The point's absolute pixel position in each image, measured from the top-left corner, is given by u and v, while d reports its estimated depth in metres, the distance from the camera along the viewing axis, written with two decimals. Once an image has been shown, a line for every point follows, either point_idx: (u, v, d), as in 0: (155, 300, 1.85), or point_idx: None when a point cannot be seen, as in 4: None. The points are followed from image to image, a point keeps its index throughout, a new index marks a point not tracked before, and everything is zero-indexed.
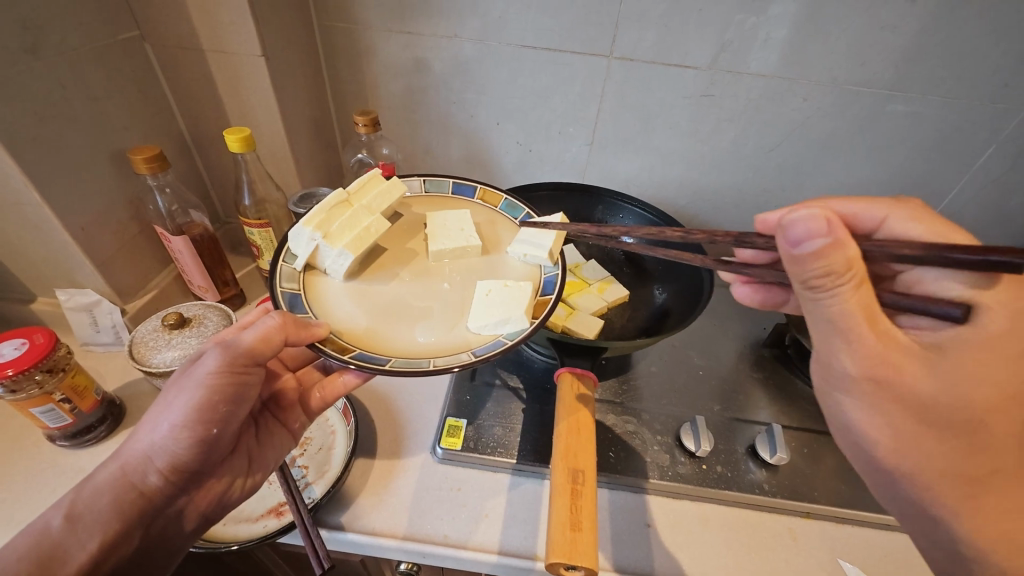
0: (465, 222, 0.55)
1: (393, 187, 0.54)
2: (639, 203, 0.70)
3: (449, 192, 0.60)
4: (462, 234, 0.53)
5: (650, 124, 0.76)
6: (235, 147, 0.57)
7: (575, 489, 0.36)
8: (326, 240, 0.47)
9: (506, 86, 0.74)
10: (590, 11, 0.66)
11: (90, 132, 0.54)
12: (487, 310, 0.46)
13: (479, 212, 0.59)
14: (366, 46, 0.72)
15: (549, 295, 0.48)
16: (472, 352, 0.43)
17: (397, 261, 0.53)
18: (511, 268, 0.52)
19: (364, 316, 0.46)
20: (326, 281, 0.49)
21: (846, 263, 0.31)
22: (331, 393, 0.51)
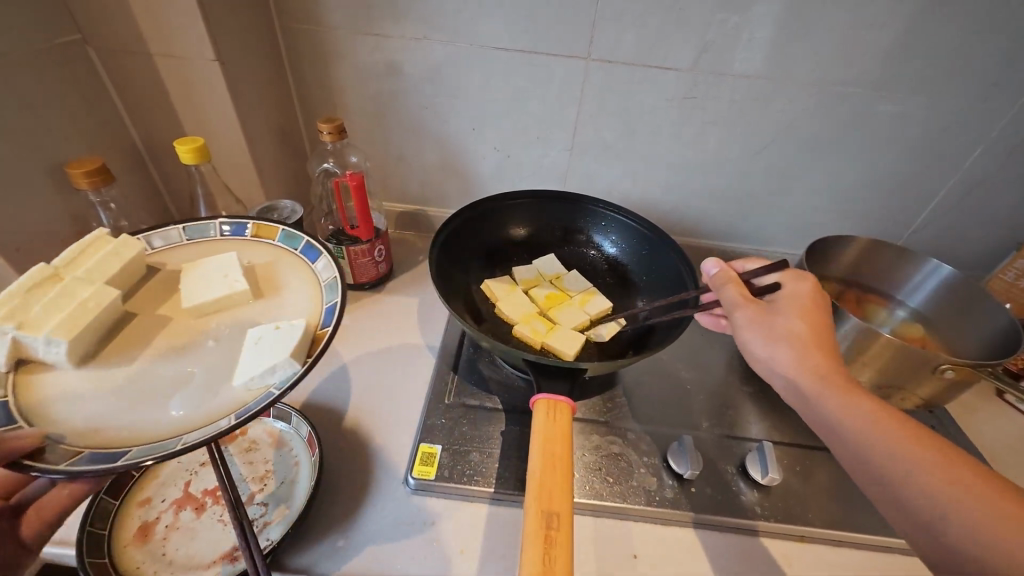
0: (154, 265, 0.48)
1: (116, 247, 0.42)
2: (621, 211, 0.67)
3: (217, 234, 0.49)
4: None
5: (631, 128, 0.73)
6: (188, 159, 0.53)
7: (548, 536, 0.33)
8: (22, 330, 0.35)
9: (480, 89, 0.71)
10: (566, 11, 0.63)
11: (24, 145, 0.49)
12: (253, 360, 0.37)
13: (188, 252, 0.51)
14: (332, 49, 0.68)
15: (327, 326, 0.39)
16: (234, 415, 0.33)
17: (148, 329, 0.41)
18: (285, 306, 0.43)
19: (98, 406, 0.35)
20: (45, 378, 0.36)
21: (724, 277, 0.50)
22: (55, 510, 0.38)
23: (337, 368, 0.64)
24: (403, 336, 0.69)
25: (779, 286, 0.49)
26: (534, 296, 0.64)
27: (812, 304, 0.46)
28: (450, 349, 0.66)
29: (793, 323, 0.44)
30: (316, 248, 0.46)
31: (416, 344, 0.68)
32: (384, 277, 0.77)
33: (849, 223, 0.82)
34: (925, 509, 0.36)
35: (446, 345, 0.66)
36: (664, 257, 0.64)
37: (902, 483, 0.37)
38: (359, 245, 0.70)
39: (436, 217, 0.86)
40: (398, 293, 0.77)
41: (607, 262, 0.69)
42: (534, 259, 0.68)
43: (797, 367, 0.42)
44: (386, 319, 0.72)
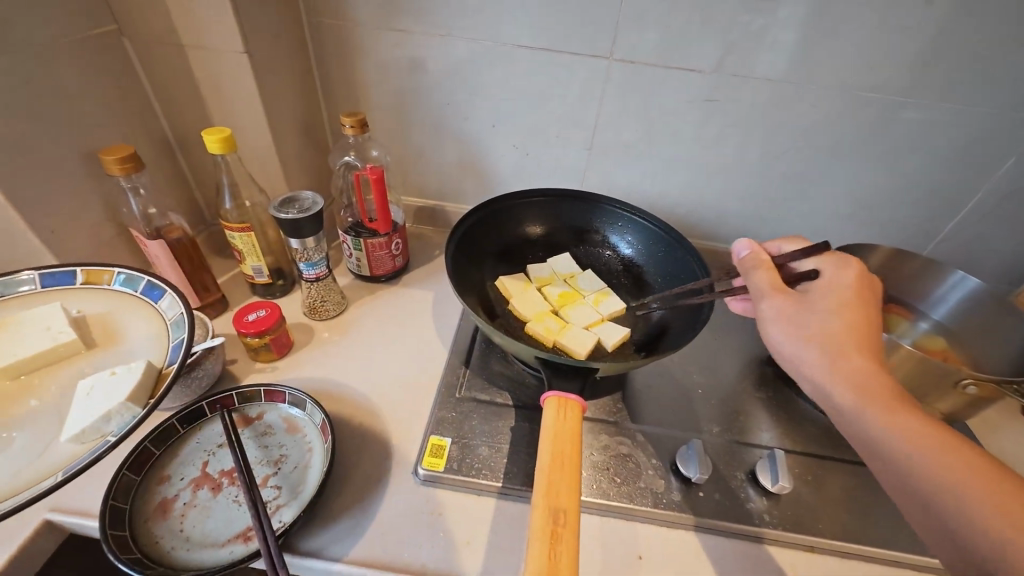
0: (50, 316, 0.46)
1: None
2: (636, 212, 0.66)
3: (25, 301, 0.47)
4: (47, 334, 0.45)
5: (651, 129, 0.73)
6: (215, 148, 0.55)
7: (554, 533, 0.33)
8: None
9: (501, 86, 0.71)
10: (589, 10, 0.63)
11: (60, 132, 0.51)
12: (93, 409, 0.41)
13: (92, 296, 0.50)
14: (356, 44, 0.69)
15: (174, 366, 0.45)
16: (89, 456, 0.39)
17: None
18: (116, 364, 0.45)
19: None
20: None
21: (757, 260, 0.50)
22: None
23: (353, 357, 0.65)
24: (416, 330, 0.70)
25: (818, 273, 0.47)
26: (547, 294, 0.65)
27: (855, 296, 0.44)
28: (462, 344, 0.67)
29: (830, 316, 0.43)
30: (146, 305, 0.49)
31: (429, 338, 0.69)
32: (400, 271, 0.78)
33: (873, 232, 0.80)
34: (947, 512, 0.35)
35: (459, 341, 0.67)
36: (680, 258, 0.63)
37: (912, 474, 0.37)
38: (377, 238, 0.71)
39: (452, 213, 0.87)
40: (413, 287, 0.78)
41: (621, 263, 0.69)
42: (549, 257, 0.68)
43: (826, 364, 0.42)
44: (401, 313, 0.72)
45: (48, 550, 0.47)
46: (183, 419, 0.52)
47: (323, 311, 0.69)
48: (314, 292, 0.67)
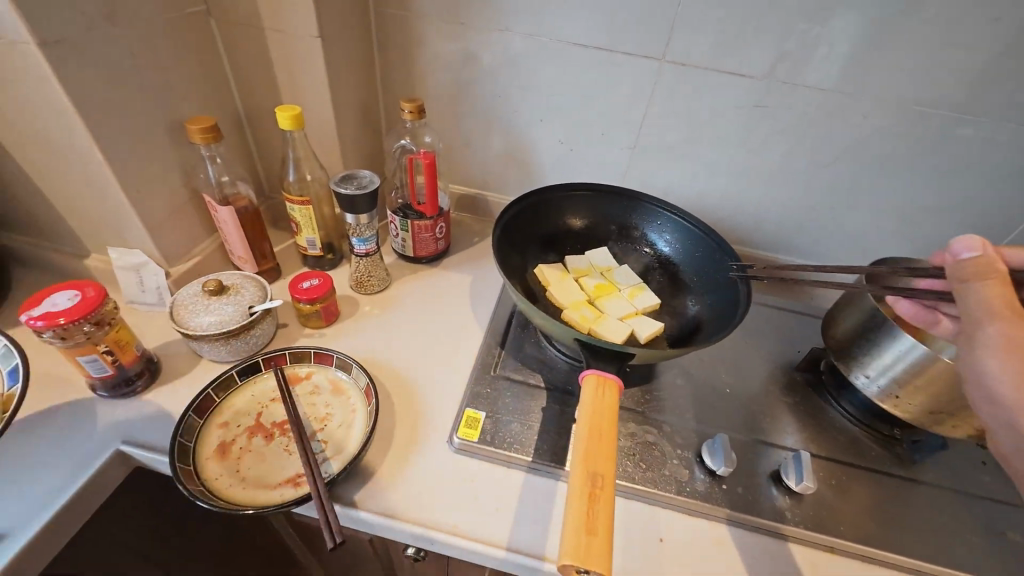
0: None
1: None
2: (676, 211, 0.67)
3: None
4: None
5: (696, 132, 0.74)
6: (286, 125, 0.60)
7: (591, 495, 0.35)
8: None
9: (552, 82, 0.74)
10: (646, 12, 0.65)
11: (152, 100, 0.56)
12: None
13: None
14: (418, 35, 0.73)
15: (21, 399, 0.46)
16: None
17: None
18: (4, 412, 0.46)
19: None
20: None
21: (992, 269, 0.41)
22: None
23: (395, 330, 0.69)
24: (454, 310, 0.73)
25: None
26: (583, 284, 0.67)
27: None
28: (498, 327, 0.69)
29: None
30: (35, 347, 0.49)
31: (466, 319, 0.72)
32: (440, 254, 0.81)
33: (916, 249, 0.79)
34: None
35: (495, 323, 0.70)
36: (718, 260, 0.64)
37: None
38: (424, 220, 0.74)
39: (493, 203, 0.90)
40: (452, 270, 0.81)
41: (657, 260, 0.70)
42: (586, 250, 0.70)
43: None
44: (440, 293, 0.76)
45: (118, 478, 0.51)
46: (241, 372, 0.56)
47: (368, 285, 0.73)
48: (362, 267, 0.71)
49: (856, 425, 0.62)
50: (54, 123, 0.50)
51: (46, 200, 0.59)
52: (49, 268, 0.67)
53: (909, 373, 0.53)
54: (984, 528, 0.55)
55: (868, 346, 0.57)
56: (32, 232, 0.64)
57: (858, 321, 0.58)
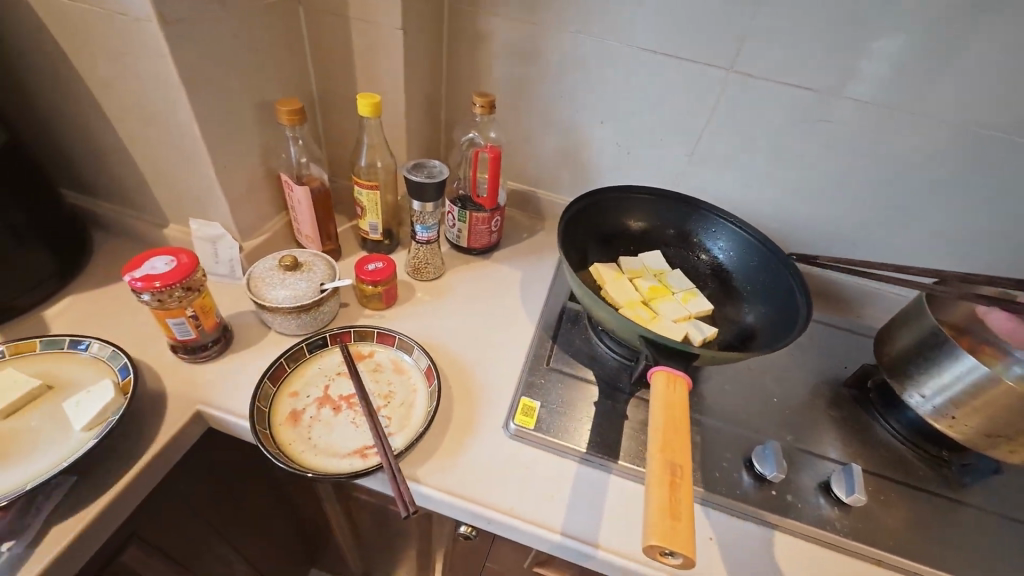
0: (12, 376, 0.49)
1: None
2: (734, 219, 0.68)
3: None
4: (13, 386, 0.48)
5: (756, 142, 0.75)
6: (365, 111, 0.62)
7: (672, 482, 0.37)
8: None
9: (617, 86, 0.75)
10: (719, 22, 0.66)
11: (245, 81, 0.59)
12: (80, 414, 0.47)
13: (31, 363, 0.52)
14: (489, 32, 0.75)
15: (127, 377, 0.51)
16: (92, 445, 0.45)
17: None
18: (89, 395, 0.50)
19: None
20: None
21: None
22: None
23: (449, 317, 0.71)
24: (505, 302, 0.75)
25: None
26: (637, 285, 0.68)
27: None
28: (549, 321, 0.71)
29: None
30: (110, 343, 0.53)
31: (517, 311, 0.74)
32: (492, 247, 0.83)
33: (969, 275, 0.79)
34: None
35: (546, 317, 0.72)
36: (776, 270, 0.65)
37: None
38: (481, 213, 0.76)
39: (543, 201, 0.91)
40: (502, 263, 0.82)
41: (711, 267, 0.70)
42: (640, 252, 0.71)
43: None
44: (492, 285, 0.78)
45: (194, 437, 0.54)
46: (310, 345, 0.59)
47: (424, 272, 0.75)
48: (420, 253, 0.73)
49: (904, 444, 0.63)
50: (160, 98, 0.53)
51: (138, 170, 0.62)
52: (129, 235, 0.70)
53: (967, 395, 0.53)
54: None
55: (925, 364, 0.57)
56: (118, 199, 0.67)
57: (914, 339, 0.59)
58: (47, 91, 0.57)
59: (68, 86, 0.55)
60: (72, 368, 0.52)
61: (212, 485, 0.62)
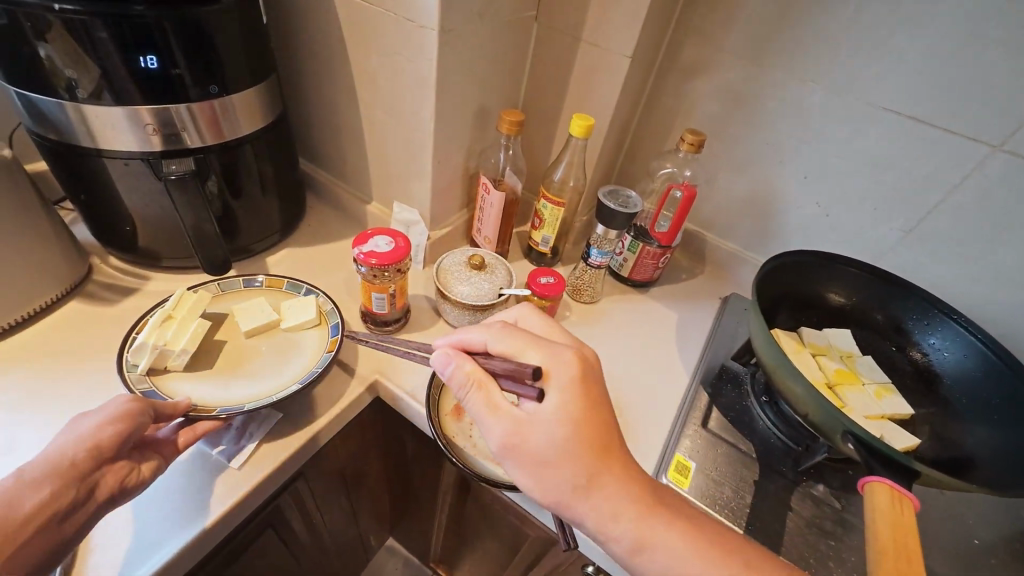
0: (259, 303, 0.58)
1: (187, 296, 0.54)
2: (962, 317, 0.58)
3: (240, 285, 0.60)
4: (259, 313, 0.56)
5: (1002, 234, 0.63)
6: (577, 132, 0.63)
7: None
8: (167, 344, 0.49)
9: (837, 143, 0.69)
10: (996, 93, 0.57)
11: (477, 89, 0.63)
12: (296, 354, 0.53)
13: (275, 296, 0.60)
14: (707, 68, 0.73)
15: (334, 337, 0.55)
16: (299, 381, 0.51)
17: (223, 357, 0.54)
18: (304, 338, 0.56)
19: (215, 392, 0.49)
20: (176, 378, 0.50)
21: None
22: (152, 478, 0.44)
23: (600, 345, 0.70)
24: (658, 344, 0.72)
25: None
26: (822, 364, 0.61)
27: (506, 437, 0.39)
28: (708, 377, 0.67)
29: (534, 463, 0.39)
30: (317, 294, 0.59)
31: (671, 358, 0.70)
32: (651, 282, 0.81)
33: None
34: None
35: (704, 371, 0.68)
36: (1013, 392, 0.54)
37: None
38: (654, 249, 0.74)
39: (708, 244, 0.87)
40: (658, 301, 0.79)
41: (914, 364, 0.62)
42: (827, 328, 0.64)
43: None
44: (647, 322, 0.75)
45: (365, 403, 0.59)
46: None
47: (582, 294, 0.75)
48: (586, 275, 0.73)
49: None
50: (410, 94, 0.58)
51: (364, 151, 0.69)
52: (336, 205, 0.79)
53: None
54: None
55: None
56: (336, 172, 0.76)
57: None
58: (317, 74, 0.65)
59: (336, 72, 0.63)
60: (295, 303, 0.58)
61: (359, 445, 0.67)
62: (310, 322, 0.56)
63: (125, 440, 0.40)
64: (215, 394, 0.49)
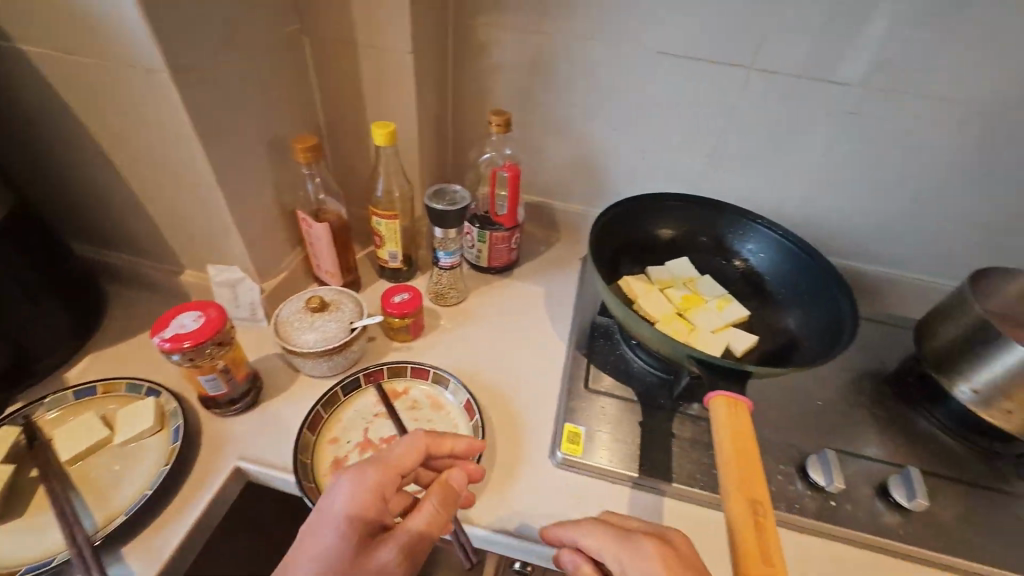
0: (89, 419, 0.52)
1: None
2: (764, 221, 0.67)
3: (68, 400, 0.54)
4: (89, 432, 0.50)
5: (776, 140, 0.73)
6: (380, 140, 0.60)
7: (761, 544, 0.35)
8: None
9: (630, 92, 0.74)
10: (734, 21, 0.64)
11: (256, 122, 0.57)
12: (128, 476, 0.49)
13: (112, 404, 0.54)
14: (496, 45, 0.73)
15: (172, 445, 0.51)
16: (124, 512, 0.46)
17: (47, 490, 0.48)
18: (143, 450, 0.51)
19: (31, 540, 0.45)
20: None
21: None
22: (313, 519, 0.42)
23: (476, 342, 0.69)
24: (532, 323, 0.73)
25: None
26: (670, 296, 0.66)
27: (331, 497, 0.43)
28: (581, 339, 0.69)
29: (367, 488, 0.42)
30: (156, 393, 0.54)
31: (548, 333, 0.72)
32: (513, 264, 0.82)
33: (1016, 265, 0.76)
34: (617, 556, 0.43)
35: (578, 334, 0.70)
36: (814, 273, 0.64)
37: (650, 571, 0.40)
38: (500, 232, 0.74)
39: (556, 212, 0.90)
40: (524, 281, 0.81)
41: (741, 272, 0.69)
42: (669, 261, 0.70)
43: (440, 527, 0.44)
44: (516, 305, 0.76)
45: (234, 495, 0.52)
46: (345, 388, 0.58)
47: (447, 297, 0.73)
48: (444, 280, 0.71)
49: (954, 438, 0.62)
50: (172, 145, 0.51)
51: (149, 218, 0.60)
52: (144, 284, 0.68)
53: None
54: None
55: (976, 362, 0.57)
56: (130, 248, 0.65)
57: (960, 330, 0.59)
58: (53, 147, 0.55)
59: (73, 139, 0.53)
60: (131, 410, 0.52)
61: None
62: (146, 432, 0.51)
63: (456, 506, 0.45)
64: (30, 544, 0.45)
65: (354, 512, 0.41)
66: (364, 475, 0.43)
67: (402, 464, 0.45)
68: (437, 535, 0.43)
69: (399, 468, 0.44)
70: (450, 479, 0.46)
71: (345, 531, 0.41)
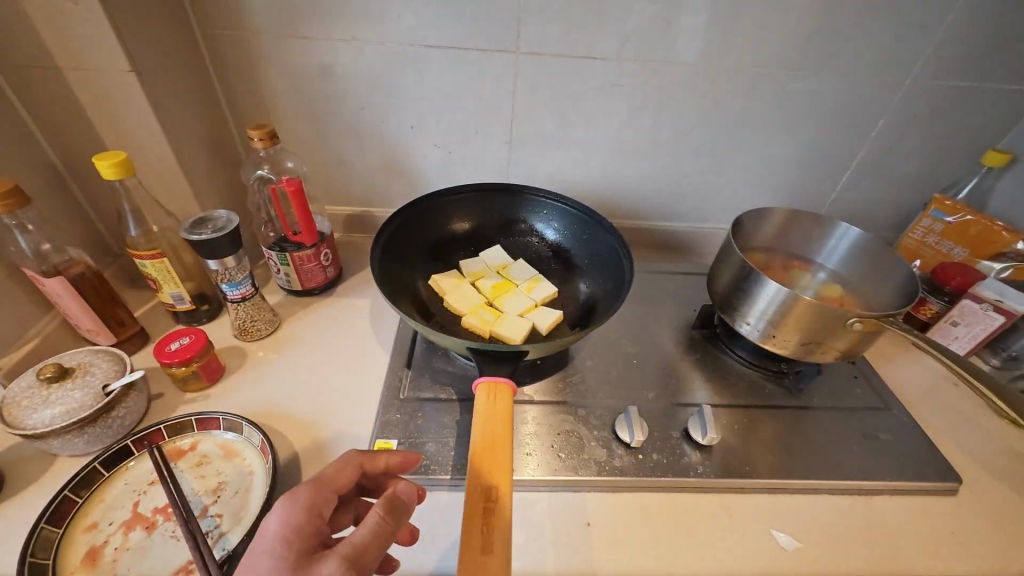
0: None
1: None
2: (555, 197, 0.69)
3: None
4: None
5: (564, 118, 0.75)
6: (110, 174, 0.52)
7: (485, 521, 0.36)
8: None
9: (414, 89, 0.72)
10: (489, 8, 0.64)
11: None
12: None
13: None
14: (259, 54, 0.68)
15: None
16: None
17: None
18: None
19: None
20: None
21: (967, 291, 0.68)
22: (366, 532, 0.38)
23: (288, 372, 0.64)
24: (352, 339, 0.69)
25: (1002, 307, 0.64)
26: (481, 286, 0.66)
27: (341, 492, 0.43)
28: (403, 346, 0.67)
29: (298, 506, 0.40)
30: None
31: (371, 346, 0.69)
32: (334, 281, 0.77)
33: (789, 202, 0.86)
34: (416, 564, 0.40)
35: (400, 342, 0.67)
36: (603, 238, 0.66)
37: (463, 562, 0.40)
38: (303, 251, 0.70)
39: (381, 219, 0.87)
40: (349, 296, 0.77)
41: (548, 249, 0.71)
42: (481, 252, 0.70)
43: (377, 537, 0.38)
44: (338, 323, 0.72)
45: None
46: (107, 461, 0.50)
47: (254, 332, 0.67)
48: (243, 313, 0.65)
49: (748, 367, 0.69)
50: None
51: None
52: None
53: (780, 315, 0.60)
54: (867, 435, 0.61)
55: (745, 296, 0.63)
56: None
57: (731, 272, 0.65)
58: None
59: None
60: None
61: None
62: None
63: (405, 523, 0.40)
64: None
65: (289, 537, 0.37)
66: (295, 499, 0.40)
67: (335, 482, 0.43)
68: (382, 550, 0.38)
69: (333, 488, 0.43)
70: (398, 490, 0.41)
71: (280, 550, 0.36)
